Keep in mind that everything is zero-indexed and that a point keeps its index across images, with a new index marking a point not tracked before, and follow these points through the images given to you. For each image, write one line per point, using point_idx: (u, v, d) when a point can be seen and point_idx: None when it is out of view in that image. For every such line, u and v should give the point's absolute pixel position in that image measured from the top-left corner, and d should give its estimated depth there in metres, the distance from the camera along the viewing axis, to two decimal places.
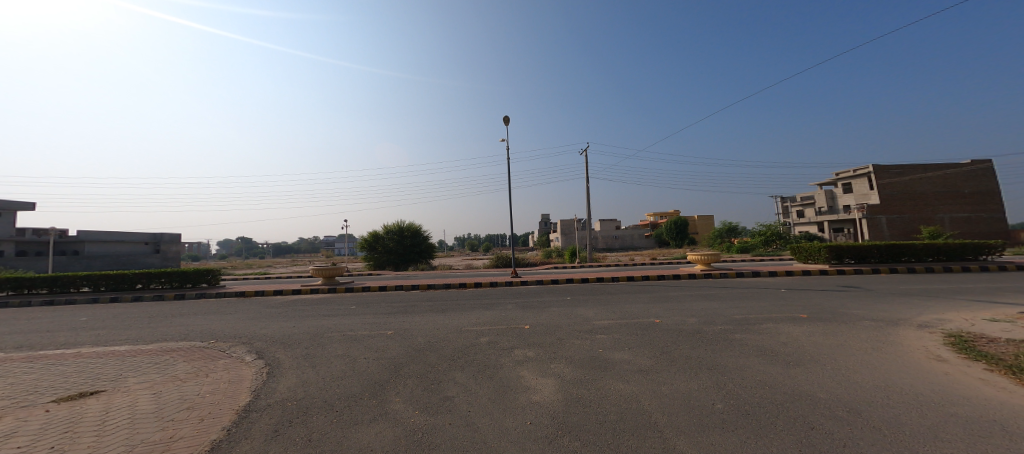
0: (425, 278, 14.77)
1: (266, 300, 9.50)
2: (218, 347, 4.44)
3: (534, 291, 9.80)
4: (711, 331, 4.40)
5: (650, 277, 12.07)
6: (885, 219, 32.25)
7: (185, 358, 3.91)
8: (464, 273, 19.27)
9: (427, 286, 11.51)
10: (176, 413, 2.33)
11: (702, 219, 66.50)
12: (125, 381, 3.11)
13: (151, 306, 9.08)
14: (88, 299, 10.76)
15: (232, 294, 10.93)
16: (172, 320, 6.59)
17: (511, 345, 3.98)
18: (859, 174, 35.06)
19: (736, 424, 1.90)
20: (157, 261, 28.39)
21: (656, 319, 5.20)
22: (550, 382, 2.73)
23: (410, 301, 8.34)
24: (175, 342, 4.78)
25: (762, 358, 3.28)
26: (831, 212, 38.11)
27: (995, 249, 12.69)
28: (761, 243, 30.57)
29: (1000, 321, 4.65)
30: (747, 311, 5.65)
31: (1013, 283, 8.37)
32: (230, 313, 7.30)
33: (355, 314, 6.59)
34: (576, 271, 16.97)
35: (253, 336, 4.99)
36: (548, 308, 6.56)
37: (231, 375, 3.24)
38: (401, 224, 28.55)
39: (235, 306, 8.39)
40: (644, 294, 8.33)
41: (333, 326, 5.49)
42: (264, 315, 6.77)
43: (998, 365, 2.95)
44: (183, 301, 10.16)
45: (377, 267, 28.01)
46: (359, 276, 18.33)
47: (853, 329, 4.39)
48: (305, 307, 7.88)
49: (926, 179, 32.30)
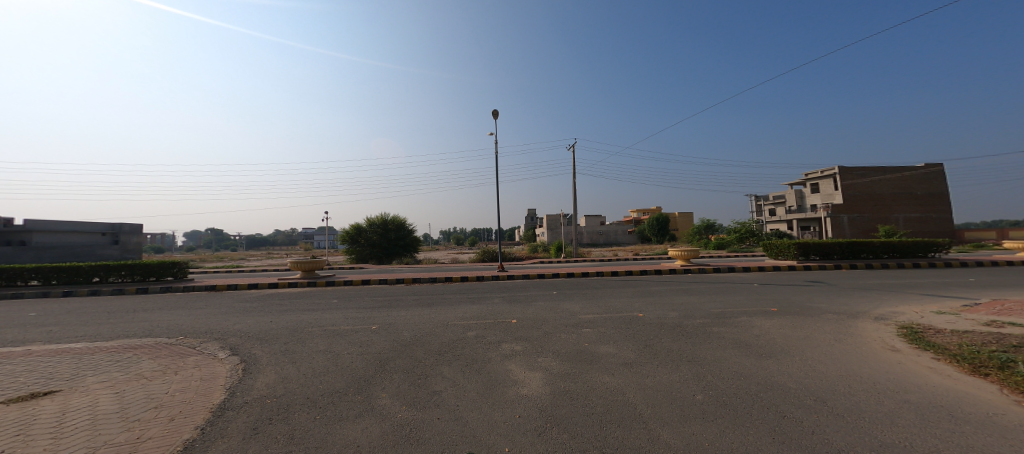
0: (409, 272, 14.53)
1: (240, 295, 9.12)
2: (188, 343, 4.24)
3: (520, 285, 9.87)
4: (692, 325, 4.57)
5: (631, 272, 12.37)
6: (847, 218, 34.31)
7: (151, 355, 3.71)
8: (449, 267, 19.16)
9: (412, 280, 11.39)
10: (142, 414, 2.21)
11: (682, 216, 68.73)
12: (83, 380, 2.92)
13: (113, 300, 8.56)
14: (39, 293, 10.01)
15: (202, 288, 10.44)
16: (135, 316, 6.22)
17: (499, 339, 4.00)
18: (826, 175, 37.07)
19: (716, 415, 1.99)
20: (116, 253, 26.97)
21: (639, 313, 5.35)
22: (539, 376, 2.77)
23: (393, 295, 8.20)
24: (139, 339, 4.51)
25: (739, 351, 3.44)
26: (800, 211, 40.19)
27: (942, 246, 13.78)
28: (736, 240, 32.02)
29: (946, 314, 5.06)
30: (723, 305, 5.90)
31: (957, 279, 9.11)
32: (199, 307, 6.95)
33: (337, 308, 6.44)
34: (561, 266, 17.20)
35: (226, 332, 4.79)
36: (534, 303, 6.63)
37: (205, 372, 3.11)
38: (385, 216, 27.99)
39: (206, 300, 8.01)
40: (627, 288, 8.53)
41: (313, 321, 5.34)
42: (238, 310, 6.50)
43: (944, 354, 3.22)
44: (147, 295, 9.60)
45: (359, 261, 27.37)
46: (340, 270, 17.87)
47: (818, 322, 4.67)
48: (283, 301, 7.61)
49: (884, 181, 34.51)
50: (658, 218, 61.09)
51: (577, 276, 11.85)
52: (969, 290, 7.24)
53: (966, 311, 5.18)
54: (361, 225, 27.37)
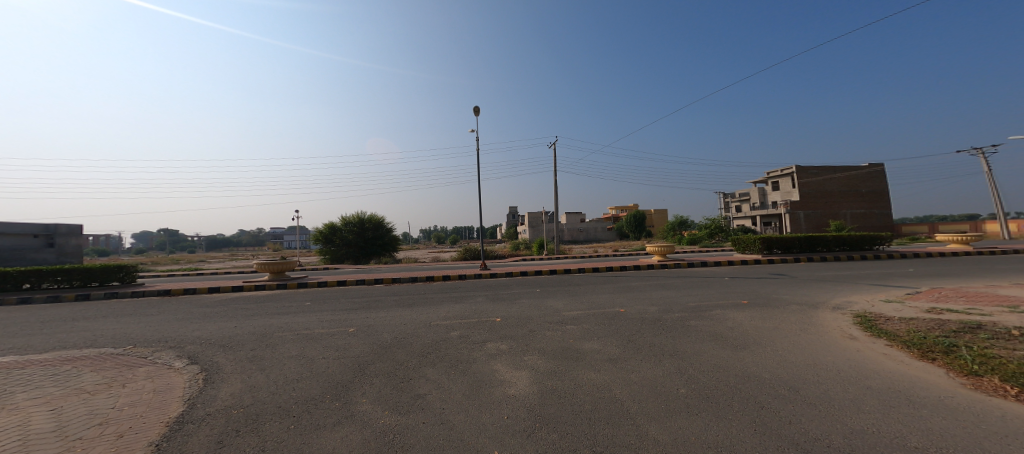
0: (387, 272, 14.17)
1: (201, 299, 8.52)
2: (140, 353, 3.91)
3: (502, 283, 9.88)
4: (670, 319, 4.75)
5: (610, 268, 12.69)
6: (803, 214, 36.86)
7: (95, 367, 3.38)
8: (428, 266, 18.85)
9: (389, 280, 11.10)
10: (84, 431, 2.01)
11: (655, 213, 71.52)
12: (11, 397, 2.62)
13: (50, 308, 7.74)
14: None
15: (156, 293, 9.65)
16: (75, 325, 5.66)
17: (483, 339, 3.98)
18: (785, 174, 39.66)
19: (698, 408, 2.07)
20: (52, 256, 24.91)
21: (620, 309, 5.50)
22: (525, 375, 2.78)
23: (371, 296, 7.95)
24: (80, 350, 4.11)
25: (713, 343, 3.61)
26: (762, 208, 42.79)
27: (885, 240, 15.15)
28: (707, 236, 33.79)
29: (893, 302, 5.56)
30: (698, 299, 6.17)
31: (899, 269, 10.04)
32: (152, 314, 6.42)
33: (311, 311, 6.17)
34: (542, 263, 17.37)
35: (184, 339, 4.45)
36: (517, 300, 6.65)
37: (160, 384, 2.87)
38: (361, 215, 27.10)
39: (162, 306, 7.41)
40: (607, 284, 8.75)
41: (284, 325, 5.08)
42: (199, 316, 6.06)
43: (896, 341, 3.54)
44: (91, 302, 8.76)
45: (333, 261, 26.33)
46: (312, 271, 17.09)
47: (785, 313, 5.00)
48: (250, 305, 7.19)
49: (835, 180, 37.37)
50: (633, 215, 63.03)
51: (557, 272, 12.02)
52: (910, 280, 7.99)
53: (910, 300, 5.71)
54: (335, 223, 26.36)
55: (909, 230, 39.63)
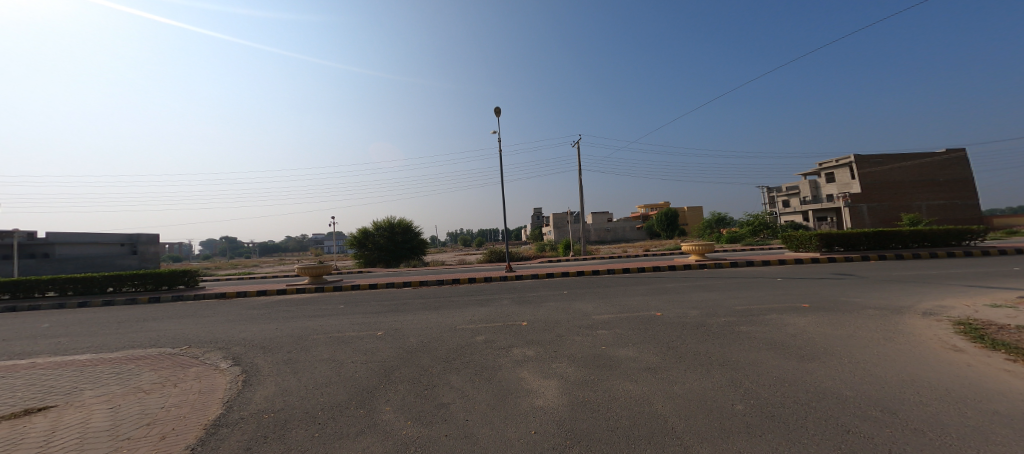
0: (417, 274, 14.60)
1: (249, 302, 9.26)
2: (192, 353, 4.31)
3: (528, 285, 9.84)
4: (718, 324, 4.47)
5: (644, 268, 12.20)
6: (866, 208, 33.21)
7: (153, 366, 3.77)
8: (457, 268, 19.23)
9: (419, 283, 11.44)
10: (132, 432, 2.22)
11: (691, 211, 68.11)
12: (80, 394, 2.98)
13: (126, 310, 8.77)
14: (54, 305, 10.30)
15: (212, 296, 10.65)
16: (143, 325, 6.36)
17: (509, 344, 3.97)
18: (842, 164, 36.22)
19: (763, 428, 1.91)
20: (134, 262, 30.21)
21: (657, 312, 5.25)
22: (554, 384, 2.72)
23: (400, 299, 8.24)
24: (143, 349, 4.61)
25: (774, 352, 3.33)
26: (816, 203, 39.27)
27: (976, 234, 13.26)
28: (749, 233, 31.57)
29: (1003, 307, 4.80)
30: (746, 302, 5.75)
31: (994, 268, 8.73)
32: (207, 316, 7.09)
33: (344, 314, 6.50)
34: (570, 264, 17.10)
35: (230, 340, 4.85)
36: (544, 303, 6.57)
37: (205, 384, 3.15)
38: (391, 220, 28.24)
39: (216, 308, 8.15)
40: (642, 285, 8.42)
41: (319, 327, 5.39)
42: (246, 318, 6.58)
43: (1019, 355, 3.04)
44: (159, 304, 9.84)
45: (367, 265, 27.63)
46: (348, 274, 18.03)
47: (863, 319, 4.50)
48: (290, 308, 7.69)
49: (904, 168, 33.45)
50: (667, 213, 60.33)
51: (587, 274, 11.76)
52: (1013, 281, 6.89)
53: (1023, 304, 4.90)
54: (369, 229, 27.64)
55: (1002, 223, 34.49)
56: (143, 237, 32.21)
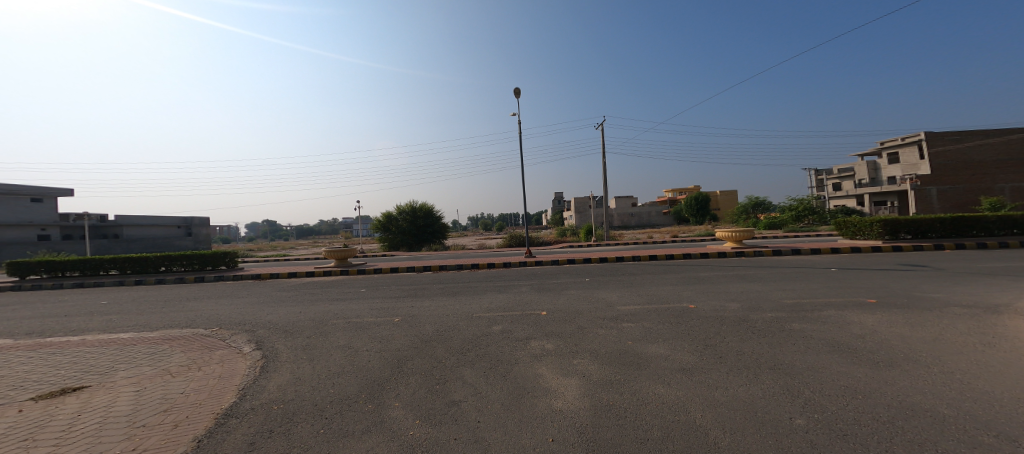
0: (438, 259, 14.96)
1: (280, 283, 9.91)
2: (220, 335, 4.67)
3: (549, 272, 9.82)
4: (767, 320, 4.21)
5: (673, 256, 11.76)
6: (936, 191, 29.73)
7: (184, 348, 4.13)
8: (479, 252, 19.55)
9: (440, 268, 11.74)
10: (149, 419, 2.38)
11: (726, 195, 64.66)
12: (113, 375, 3.29)
13: (174, 289, 9.69)
14: (114, 282, 11.55)
15: (248, 277, 11.50)
16: (183, 305, 6.98)
17: (527, 335, 3.98)
18: (910, 142, 32.90)
19: (833, 449, 1.65)
20: (189, 243, 33.97)
21: (690, 304, 5.06)
22: (574, 384, 2.69)
23: (420, 284, 8.50)
24: (178, 329, 5.05)
25: (841, 356, 3.03)
26: (874, 186, 36.08)
27: None
28: (792, 219, 29.62)
29: None
30: (796, 295, 5.40)
31: None
32: (240, 297, 7.66)
33: (365, 298, 6.80)
34: (594, 250, 16.83)
35: (256, 323, 5.21)
36: (565, 291, 6.53)
37: (226, 369, 3.40)
38: (414, 204, 28.98)
39: (249, 289, 8.80)
40: (672, 274, 8.12)
41: (339, 312, 5.65)
42: (275, 300, 7.05)
43: None
44: (202, 284, 10.80)
45: (392, 248, 28.66)
46: (374, 257, 18.86)
47: (945, 318, 4.02)
48: (316, 291, 8.15)
49: (986, 146, 29.55)
50: (698, 197, 57.46)
51: (612, 261, 11.50)
52: None
53: None
54: (392, 213, 28.52)
55: None
56: (196, 221, 35.55)
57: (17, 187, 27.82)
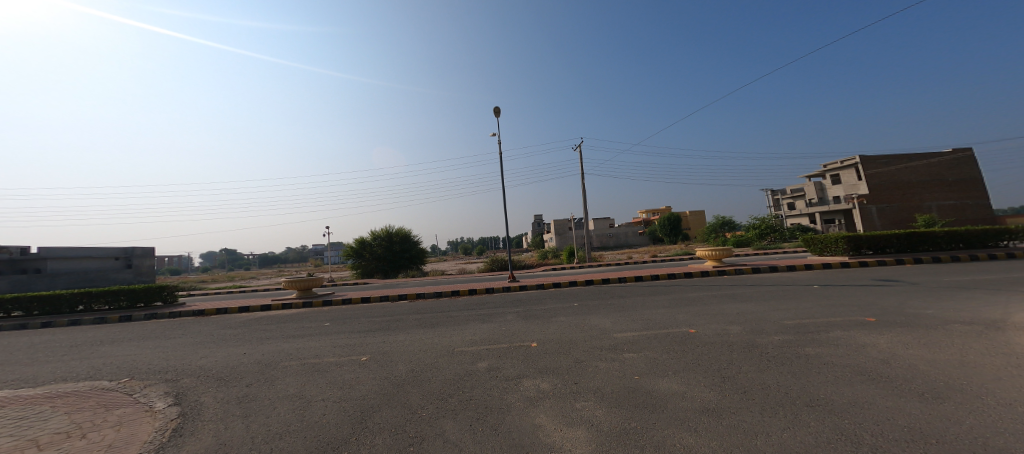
0: (414, 286, 14.33)
1: (229, 320, 8.93)
2: (128, 388, 3.88)
3: (535, 297, 9.65)
4: (778, 345, 4.02)
5: (654, 276, 12.00)
6: (875, 209, 33.16)
7: (71, 408, 3.26)
8: (459, 278, 19.13)
9: (416, 296, 11.29)
10: None
11: (694, 215, 68.43)
12: None
13: (95, 330, 8.46)
14: (17, 325, 10.08)
15: (190, 313, 10.47)
16: (98, 350, 6.08)
17: (517, 374, 3.53)
18: (848, 165, 36.68)
19: None
20: (130, 275, 31.07)
21: (690, 329, 4.94)
22: (583, 438, 2.17)
23: (393, 316, 7.96)
24: (71, 383, 4.17)
25: (878, 388, 2.70)
26: (823, 205, 39.90)
27: (1013, 234, 13.15)
28: (755, 236, 32.22)
29: None
30: (796, 316, 5.44)
31: None
32: (172, 337, 6.87)
33: (329, 334, 6.31)
34: (575, 272, 16.97)
35: (181, 370, 4.47)
36: (553, 319, 6.35)
37: (123, 434, 2.69)
38: (389, 228, 28.21)
39: (188, 328, 7.84)
40: (661, 297, 8.12)
41: (293, 352, 5.09)
42: (214, 341, 6.28)
43: None
44: (132, 323, 9.68)
45: (364, 275, 27.40)
46: (343, 287, 17.80)
47: (948, 339, 4.06)
48: (270, 327, 7.44)
49: (912, 169, 33.47)
50: (668, 218, 60.07)
51: (597, 284, 11.53)
52: None
53: None
54: (364, 237, 27.51)
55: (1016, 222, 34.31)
56: (137, 250, 31.59)
57: None
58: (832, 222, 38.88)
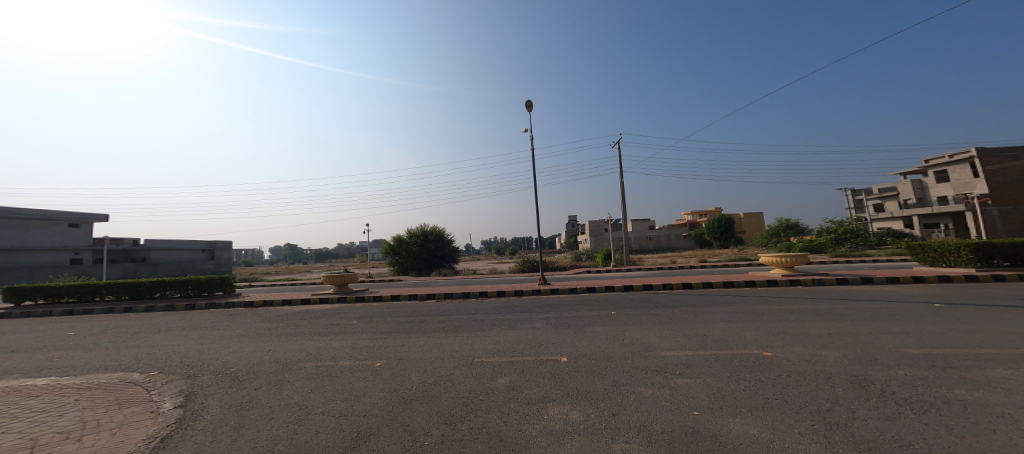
0: (444, 285, 14.71)
1: (269, 313, 9.82)
2: (151, 383, 4.04)
3: (568, 302, 9.41)
4: (906, 383, 2.96)
5: (701, 285, 11.10)
6: (998, 211, 27.84)
7: (90, 403, 3.36)
8: (491, 278, 19.40)
9: (444, 296, 11.60)
10: None
11: (751, 218, 62.81)
12: None
13: (163, 317, 9.74)
14: (105, 309, 11.96)
15: (241, 304, 11.70)
16: (150, 339, 6.86)
17: (542, 398, 3.02)
18: (959, 160, 31.32)
19: None
20: (213, 266, 36.40)
21: (765, 352, 4.26)
22: None
23: (418, 317, 8.18)
24: (108, 375, 4.53)
25: None
26: (924, 206, 34.60)
27: None
28: (831, 242, 28.58)
29: None
30: (919, 344, 4.27)
31: None
32: (214, 329, 7.67)
33: (353, 333, 6.67)
34: (615, 277, 16.29)
35: (206, 367, 4.67)
36: (587, 329, 6.12)
37: (115, 438, 2.55)
38: (424, 227, 29.33)
39: (232, 320, 8.69)
40: (722, 309, 7.40)
41: (312, 353, 5.21)
42: (247, 335, 6.89)
43: None
44: (194, 311, 11.11)
45: (401, 272, 28.77)
46: (383, 283, 18.85)
47: None
48: (303, 322, 8.02)
49: None
50: (720, 220, 55.85)
51: (639, 291, 10.91)
52: None
53: None
54: (402, 236, 28.77)
55: None
56: (217, 244, 37.57)
57: (57, 214, 30.24)
58: (936, 226, 33.59)
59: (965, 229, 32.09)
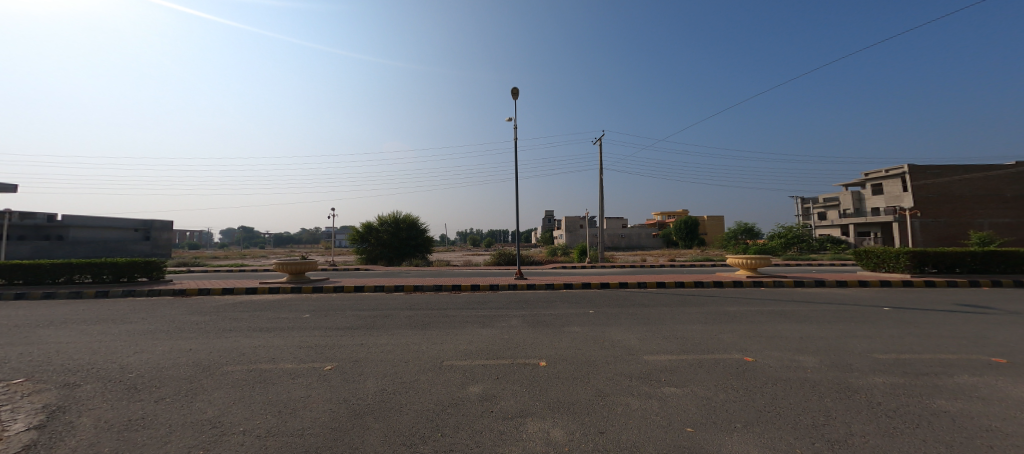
0: (415, 277, 14.36)
1: (203, 303, 9.06)
2: (7, 394, 3.24)
3: (544, 298, 9.54)
4: (890, 392, 3.17)
5: (670, 284, 11.69)
6: (919, 223, 31.72)
7: None
8: (464, 270, 19.22)
9: (414, 287, 11.31)
10: None
11: (713, 220, 67.07)
12: None
13: (64, 307, 8.67)
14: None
15: (169, 293, 10.72)
16: (34, 335, 5.97)
17: (518, 412, 2.87)
18: (893, 175, 35.25)
19: None
20: (148, 247, 32.95)
21: (747, 357, 4.52)
22: None
23: (382, 311, 7.87)
24: None
25: None
26: (860, 216, 38.73)
27: None
28: (781, 246, 31.18)
29: None
30: (885, 349, 4.74)
31: None
32: (124, 323, 6.92)
33: (302, 329, 6.29)
34: (589, 273, 16.74)
35: (96, 373, 3.93)
36: (566, 329, 6.23)
37: None
38: (397, 215, 28.44)
39: (151, 312, 7.91)
40: (696, 309, 7.81)
41: (252, 354, 4.83)
42: (164, 332, 6.20)
43: None
44: (109, 299, 10.05)
45: (369, 261, 27.75)
46: (347, 272, 18.01)
47: None
48: (240, 315, 7.46)
49: (965, 182, 31.75)
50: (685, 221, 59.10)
51: (613, 288, 11.28)
52: None
53: None
54: (372, 223, 27.89)
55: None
56: (156, 223, 34.04)
57: None
58: (868, 235, 37.70)
59: (891, 238, 36.23)
